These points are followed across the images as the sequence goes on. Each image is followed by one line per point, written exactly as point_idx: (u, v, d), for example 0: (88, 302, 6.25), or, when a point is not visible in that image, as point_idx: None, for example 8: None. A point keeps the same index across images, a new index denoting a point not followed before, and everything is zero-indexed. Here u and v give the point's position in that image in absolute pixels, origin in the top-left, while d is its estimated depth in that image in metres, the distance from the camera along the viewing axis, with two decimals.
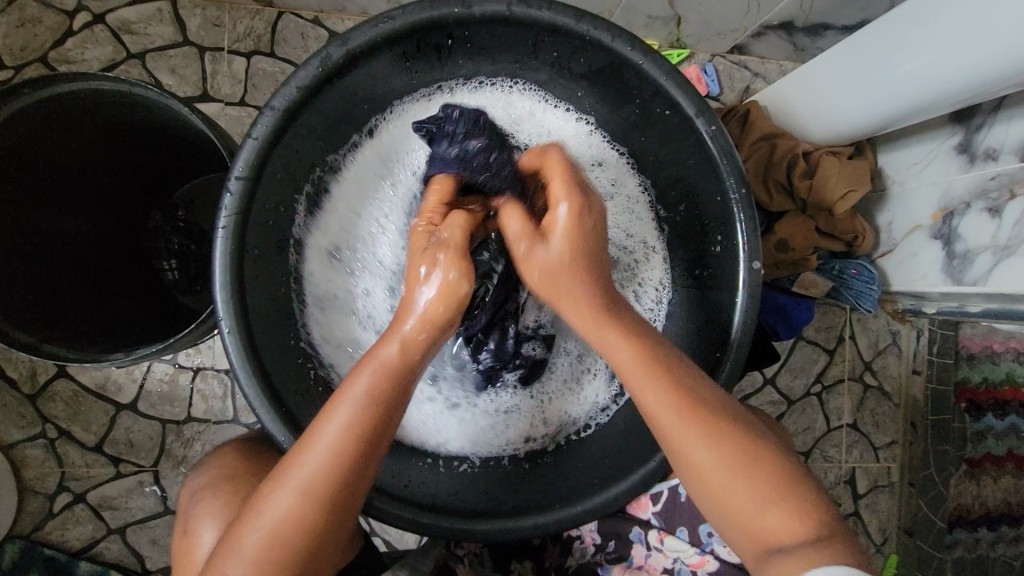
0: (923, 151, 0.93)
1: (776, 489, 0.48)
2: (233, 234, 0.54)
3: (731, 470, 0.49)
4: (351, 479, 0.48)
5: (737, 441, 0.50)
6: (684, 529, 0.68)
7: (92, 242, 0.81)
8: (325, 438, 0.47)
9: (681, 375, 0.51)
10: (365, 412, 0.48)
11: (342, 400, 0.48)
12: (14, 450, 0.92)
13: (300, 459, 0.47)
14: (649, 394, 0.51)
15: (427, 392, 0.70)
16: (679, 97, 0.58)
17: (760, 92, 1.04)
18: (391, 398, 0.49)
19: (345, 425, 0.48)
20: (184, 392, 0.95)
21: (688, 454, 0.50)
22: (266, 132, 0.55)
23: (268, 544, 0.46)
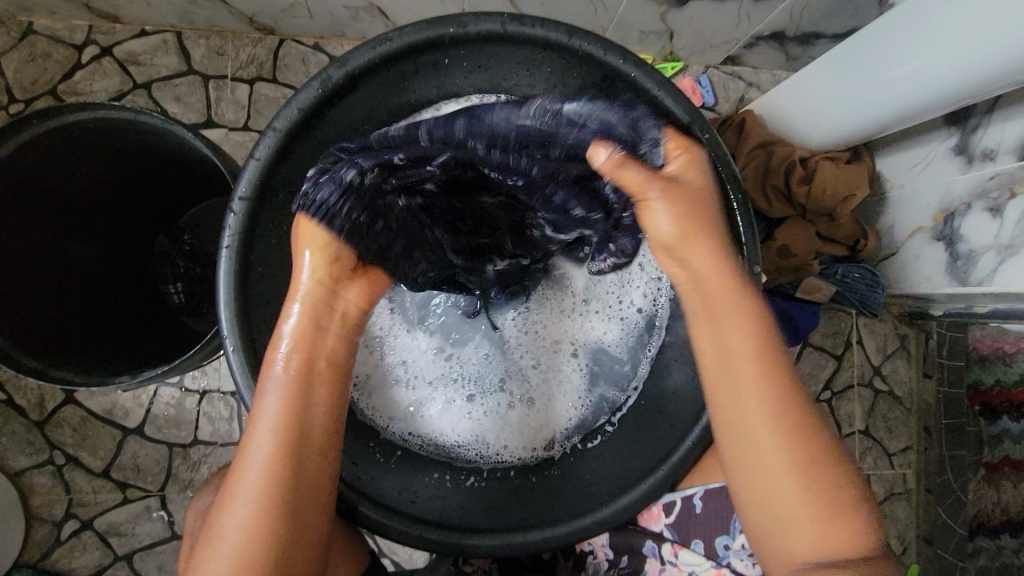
0: (920, 154, 0.94)
1: (834, 500, 0.50)
2: (236, 255, 0.55)
3: (795, 474, 0.50)
4: (289, 527, 0.48)
5: (807, 449, 0.51)
6: (699, 542, 0.67)
7: (101, 266, 0.82)
8: (257, 447, 0.49)
9: (781, 370, 0.52)
10: (284, 410, 0.49)
11: (244, 468, 0.48)
12: (22, 478, 0.92)
13: (238, 473, 0.49)
14: (735, 384, 0.52)
15: (442, 418, 0.68)
16: (673, 107, 0.59)
17: (755, 100, 1.05)
18: (292, 443, 0.49)
19: (254, 490, 0.48)
20: (190, 415, 0.95)
21: (758, 444, 0.51)
22: (269, 152, 0.56)
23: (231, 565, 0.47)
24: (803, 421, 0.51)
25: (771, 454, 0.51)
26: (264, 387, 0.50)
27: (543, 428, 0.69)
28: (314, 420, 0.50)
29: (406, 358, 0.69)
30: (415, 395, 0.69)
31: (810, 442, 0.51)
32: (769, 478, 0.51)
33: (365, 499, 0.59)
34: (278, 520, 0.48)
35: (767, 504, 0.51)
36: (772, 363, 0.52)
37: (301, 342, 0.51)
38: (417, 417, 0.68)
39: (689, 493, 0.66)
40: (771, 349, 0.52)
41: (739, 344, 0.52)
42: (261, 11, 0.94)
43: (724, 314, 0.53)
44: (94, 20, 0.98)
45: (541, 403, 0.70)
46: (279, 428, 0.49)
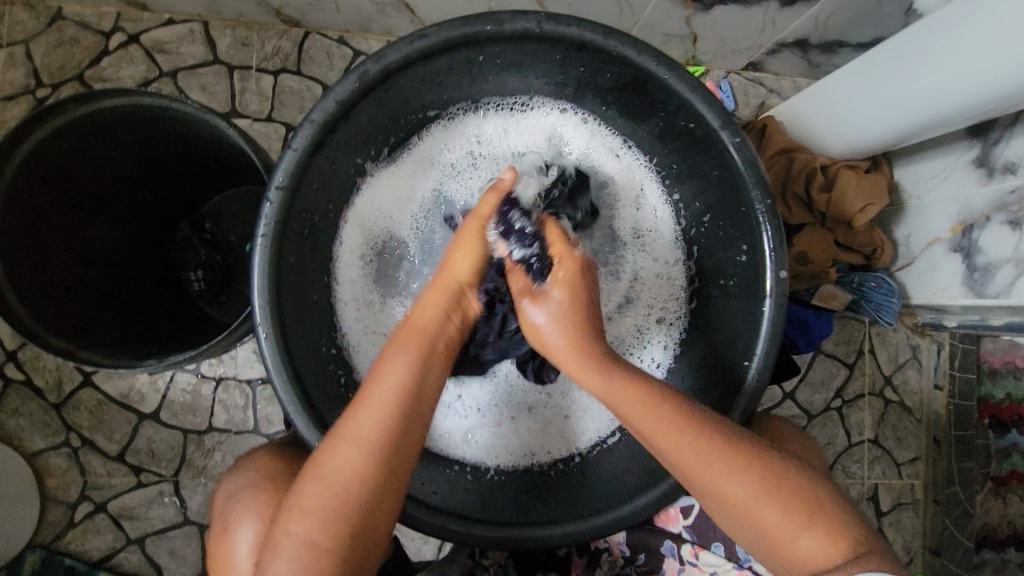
0: (940, 165, 0.94)
1: (804, 503, 0.49)
2: (271, 243, 0.56)
3: (761, 492, 0.49)
4: (397, 446, 0.49)
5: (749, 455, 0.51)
6: (719, 544, 0.67)
7: (125, 251, 0.83)
8: (382, 391, 0.50)
9: (678, 408, 0.53)
10: (415, 362, 0.52)
11: (367, 407, 0.49)
12: (38, 459, 0.93)
13: (357, 414, 0.49)
14: (657, 441, 0.52)
15: (477, 435, 0.70)
16: (705, 111, 0.60)
17: (775, 107, 1.06)
18: (409, 399, 0.50)
19: (360, 434, 0.48)
20: (206, 402, 0.95)
21: (709, 479, 0.51)
22: (305, 143, 0.56)
23: (330, 513, 0.46)
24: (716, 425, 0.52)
25: (725, 483, 0.50)
26: (390, 355, 0.52)
27: (581, 424, 0.70)
28: (431, 384, 0.52)
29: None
30: (448, 415, 0.70)
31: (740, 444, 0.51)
32: (725, 489, 0.50)
33: None
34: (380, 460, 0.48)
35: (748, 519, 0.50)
36: (650, 398, 0.53)
37: (433, 319, 0.55)
38: (457, 435, 0.69)
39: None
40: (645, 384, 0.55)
41: (634, 402, 0.54)
42: (288, 3, 0.94)
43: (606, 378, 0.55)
44: (122, 7, 0.99)
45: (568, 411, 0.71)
46: (404, 381, 0.51)
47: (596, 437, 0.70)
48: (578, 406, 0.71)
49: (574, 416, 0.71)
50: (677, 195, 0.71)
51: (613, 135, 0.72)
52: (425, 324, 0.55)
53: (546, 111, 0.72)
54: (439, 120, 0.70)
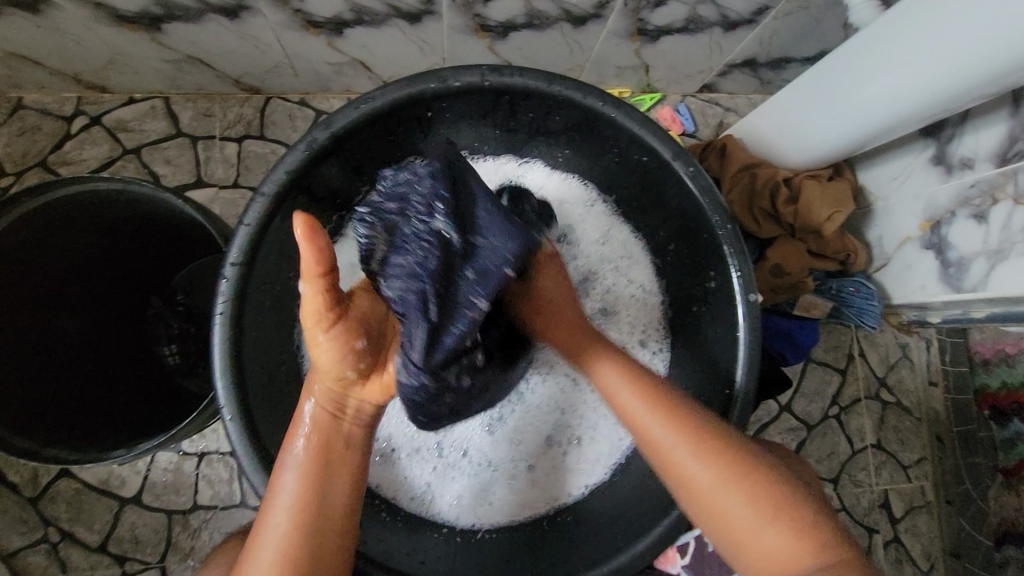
0: (900, 166, 0.96)
1: (778, 505, 0.48)
2: (230, 320, 0.55)
3: (734, 489, 0.49)
4: (309, 558, 0.48)
5: (736, 465, 0.50)
6: None
7: (95, 336, 0.81)
8: (276, 513, 0.49)
9: (684, 412, 0.54)
10: (302, 474, 0.51)
11: (264, 535, 0.49)
12: (16, 559, 0.89)
13: (254, 548, 0.49)
14: (642, 429, 0.54)
15: (493, 492, 0.67)
16: (656, 143, 0.60)
17: (734, 125, 1.08)
18: (305, 514, 0.49)
19: (266, 567, 0.47)
20: (189, 480, 0.92)
21: (689, 473, 0.51)
22: (258, 217, 0.56)
23: None
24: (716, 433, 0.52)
25: (701, 478, 0.51)
26: (282, 464, 0.52)
27: (591, 455, 0.69)
28: (335, 476, 0.52)
29: (421, 453, 0.68)
30: (458, 480, 0.67)
31: (730, 453, 0.51)
32: (709, 497, 0.50)
33: (368, 560, 0.57)
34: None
35: (729, 532, 0.49)
36: (650, 397, 0.56)
37: (319, 427, 0.54)
38: (471, 498, 0.67)
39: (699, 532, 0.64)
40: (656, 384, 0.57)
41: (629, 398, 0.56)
42: (246, 72, 0.96)
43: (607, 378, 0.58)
44: (82, 91, 1.00)
45: (573, 440, 0.69)
46: (294, 504, 0.50)
47: (606, 466, 0.68)
48: (584, 436, 0.70)
49: (582, 448, 0.69)
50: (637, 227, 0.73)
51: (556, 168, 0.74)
52: (310, 425, 0.53)
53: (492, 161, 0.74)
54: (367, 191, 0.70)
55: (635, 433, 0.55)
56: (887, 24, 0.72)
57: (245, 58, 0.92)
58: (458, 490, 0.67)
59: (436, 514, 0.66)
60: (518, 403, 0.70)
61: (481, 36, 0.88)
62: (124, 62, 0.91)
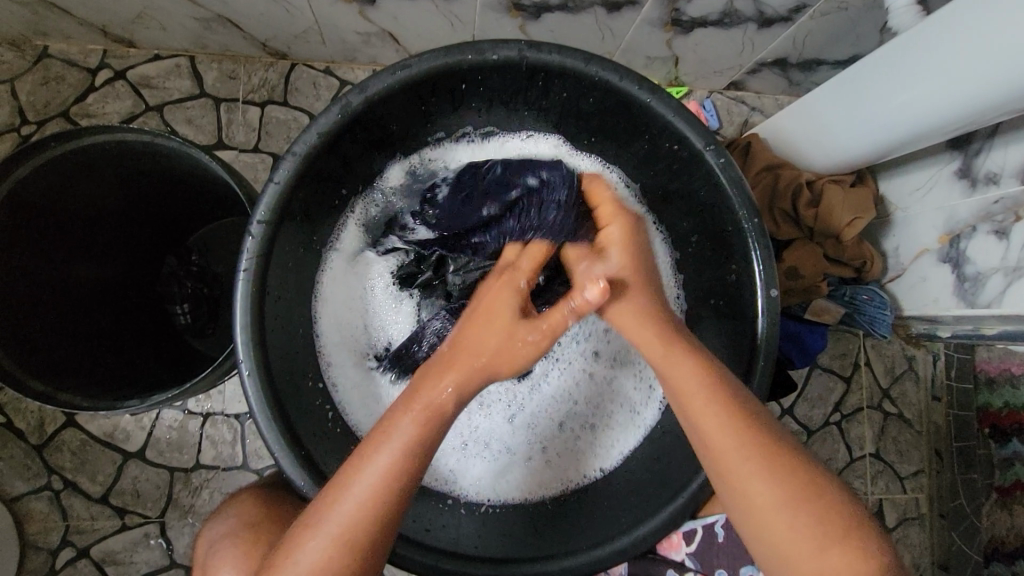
0: (923, 177, 0.95)
1: (827, 526, 0.48)
2: (254, 278, 0.55)
3: (790, 505, 0.49)
4: (369, 540, 0.47)
5: (790, 476, 0.50)
6: (722, 571, 0.65)
7: (109, 288, 0.82)
8: (364, 480, 0.48)
9: (746, 409, 0.52)
10: (401, 454, 0.48)
11: (344, 497, 0.47)
12: (19, 504, 0.90)
13: (332, 504, 0.47)
14: (703, 431, 0.52)
15: (511, 476, 0.68)
16: (689, 132, 0.60)
17: (758, 124, 1.07)
18: (396, 499, 0.48)
19: (342, 526, 0.46)
20: (193, 438, 0.93)
21: (743, 486, 0.50)
22: (287, 176, 0.56)
23: None
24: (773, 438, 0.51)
25: (757, 493, 0.50)
26: (388, 433, 0.49)
27: (609, 439, 0.69)
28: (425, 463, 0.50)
29: (442, 439, 0.68)
30: (480, 463, 0.68)
31: (787, 459, 0.50)
32: (752, 496, 0.50)
33: None
34: (351, 558, 0.46)
35: (761, 530, 0.50)
36: (720, 394, 0.52)
37: (436, 401, 0.51)
38: (490, 478, 0.67)
39: (709, 521, 0.65)
40: (718, 372, 0.54)
41: (697, 387, 0.53)
42: (274, 36, 0.95)
43: (676, 362, 0.54)
44: (108, 44, 0.99)
45: (592, 428, 0.69)
46: (386, 476, 0.48)
47: (622, 449, 0.68)
48: (603, 421, 0.69)
49: (600, 433, 0.69)
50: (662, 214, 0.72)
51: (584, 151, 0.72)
52: (429, 406, 0.50)
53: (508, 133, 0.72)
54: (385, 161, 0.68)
55: (700, 430, 0.52)
56: (935, 24, 0.70)
57: (274, 22, 0.91)
58: (478, 474, 0.67)
59: (453, 495, 0.66)
60: (538, 388, 0.70)
61: (513, 16, 0.88)
62: (153, 17, 0.91)
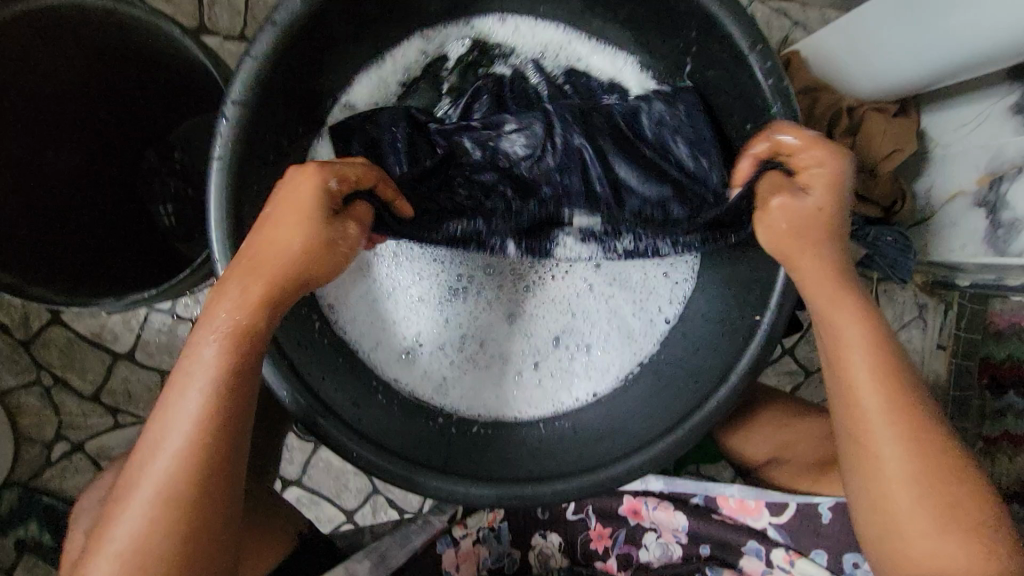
0: (974, 112, 0.87)
1: (959, 515, 0.51)
2: (227, 166, 0.51)
3: (917, 482, 0.52)
4: (206, 458, 0.48)
5: (927, 458, 0.52)
6: (820, 553, 0.73)
7: (84, 180, 0.77)
8: (185, 401, 0.48)
9: (904, 391, 0.52)
10: (213, 367, 0.48)
11: (172, 420, 0.48)
12: (10, 397, 0.90)
13: (162, 428, 0.48)
14: (859, 394, 0.53)
15: (507, 390, 0.66)
16: (733, 30, 0.54)
17: (799, 42, 0.94)
18: (207, 432, 0.48)
19: (169, 461, 0.47)
20: (183, 343, 0.91)
21: (881, 457, 0.52)
22: (265, 48, 0.52)
23: (139, 534, 0.47)
24: (924, 420, 0.52)
25: (891, 465, 0.52)
26: (196, 350, 0.48)
27: (603, 363, 0.66)
28: (249, 378, 0.49)
29: (441, 342, 0.65)
30: (472, 370, 0.66)
31: (938, 450, 0.52)
32: (892, 479, 0.52)
33: (359, 436, 0.56)
34: (186, 494, 0.47)
35: (882, 503, 0.53)
36: (887, 363, 0.52)
37: (240, 308, 0.48)
38: (480, 389, 0.66)
39: (817, 502, 0.70)
40: (889, 349, 0.53)
41: (859, 348, 0.53)
42: None
43: (837, 307, 0.53)
44: None
45: (583, 350, 0.66)
46: (205, 390, 0.48)
47: (618, 374, 0.66)
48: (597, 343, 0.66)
49: (594, 356, 0.66)
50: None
51: (599, 42, 0.68)
52: (227, 308, 0.48)
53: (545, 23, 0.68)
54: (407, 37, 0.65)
55: (856, 394, 0.53)
56: None
57: None
58: (467, 387, 0.66)
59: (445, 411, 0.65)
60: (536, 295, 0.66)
61: None
62: None
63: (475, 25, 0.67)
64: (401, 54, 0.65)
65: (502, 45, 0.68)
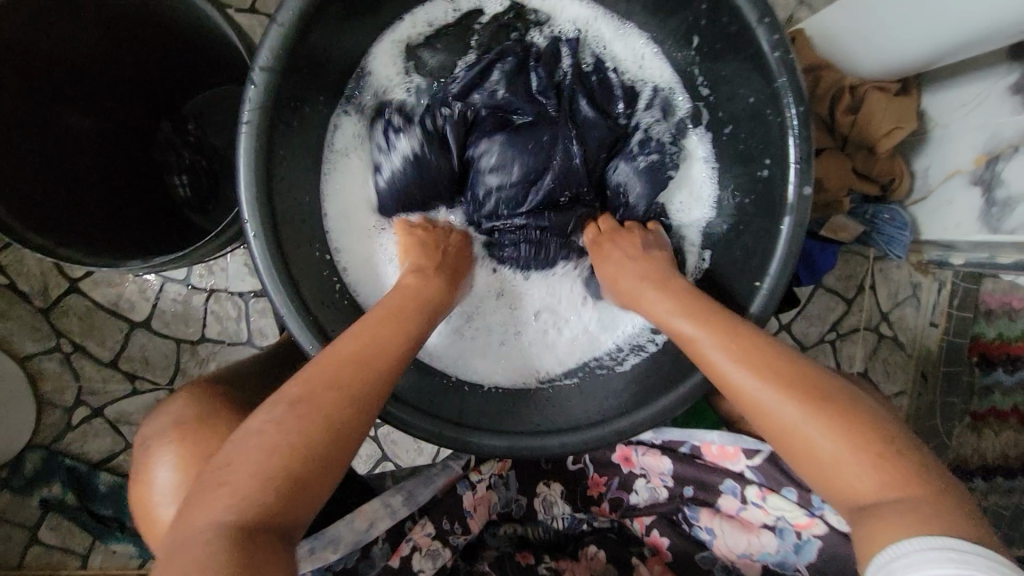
0: (973, 91, 0.88)
1: (870, 450, 0.44)
2: (255, 132, 0.54)
3: (822, 424, 0.46)
4: (362, 393, 0.46)
5: (803, 397, 0.47)
6: (791, 490, 0.72)
7: (103, 147, 0.78)
8: (350, 340, 0.50)
9: (755, 343, 0.51)
10: (392, 321, 0.54)
11: (334, 353, 0.48)
12: (31, 363, 0.92)
13: (319, 362, 0.47)
14: (709, 356, 0.52)
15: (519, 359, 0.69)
16: (741, 2, 0.56)
17: (803, 22, 0.96)
18: (363, 366, 0.48)
19: (308, 389, 0.45)
20: (198, 313, 0.94)
21: (768, 408, 0.48)
22: (291, 18, 0.54)
23: (259, 470, 0.40)
24: (794, 365, 0.49)
25: (780, 413, 0.47)
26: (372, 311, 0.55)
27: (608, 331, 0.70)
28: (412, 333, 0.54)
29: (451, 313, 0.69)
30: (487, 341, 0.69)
31: (821, 394, 0.47)
32: (788, 430, 0.47)
33: None
34: (323, 422, 0.43)
35: (805, 460, 0.46)
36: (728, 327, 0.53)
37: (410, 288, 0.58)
38: (495, 356, 0.69)
39: None
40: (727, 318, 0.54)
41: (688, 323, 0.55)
42: None
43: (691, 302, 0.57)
44: None
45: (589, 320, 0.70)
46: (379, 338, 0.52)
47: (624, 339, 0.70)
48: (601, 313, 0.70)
49: (599, 326, 0.70)
50: (707, 91, 0.67)
51: (624, 24, 0.69)
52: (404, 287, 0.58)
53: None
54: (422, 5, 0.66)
55: (709, 357, 0.52)
56: None
57: None
58: (483, 357, 0.68)
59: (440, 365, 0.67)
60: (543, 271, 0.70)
61: None
62: None
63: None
64: (423, 12, 0.67)
65: (539, 12, 0.69)
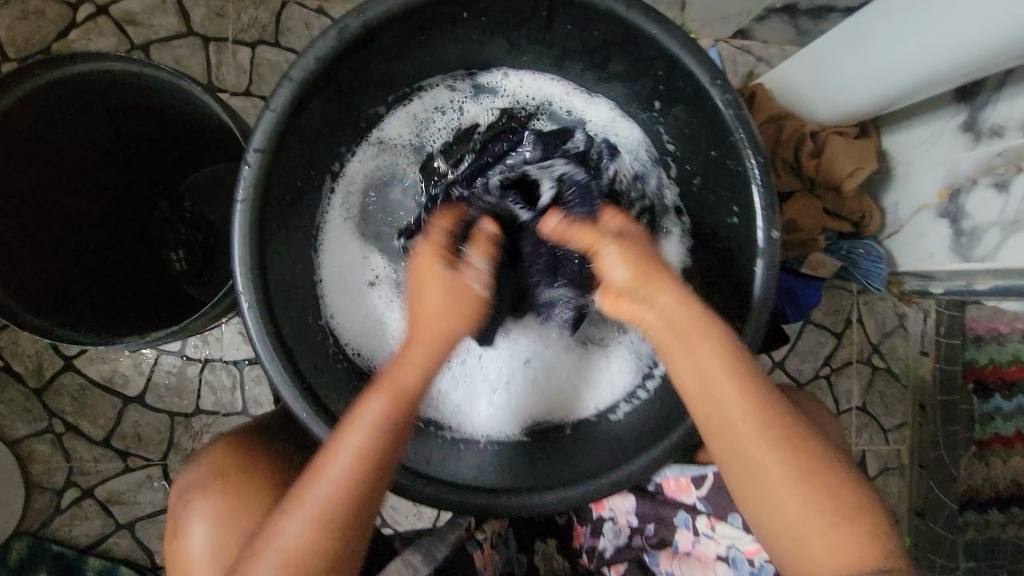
0: (927, 132, 0.94)
1: (840, 505, 0.48)
2: (249, 210, 0.56)
3: (801, 480, 0.48)
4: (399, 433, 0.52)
5: (789, 448, 0.49)
6: (736, 517, 0.72)
7: (104, 228, 0.81)
8: (386, 387, 0.53)
9: (755, 390, 0.50)
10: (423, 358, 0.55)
11: (373, 399, 0.52)
12: (22, 446, 0.91)
13: (362, 406, 0.52)
14: (720, 402, 0.50)
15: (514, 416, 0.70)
16: (694, 68, 0.60)
17: (765, 75, 1.03)
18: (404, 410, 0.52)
19: (369, 438, 0.50)
20: (192, 384, 0.94)
21: (755, 458, 0.49)
22: (285, 102, 0.57)
23: (325, 513, 0.47)
24: (790, 421, 0.50)
25: (770, 463, 0.49)
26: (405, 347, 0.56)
27: (600, 384, 0.71)
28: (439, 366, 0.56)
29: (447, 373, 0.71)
30: (481, 399, 0.71)
31: (801, 440, 0.49)
32: (775, 484, 0.48)
33: None
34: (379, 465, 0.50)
35: (773, 509, 0.49)
36: (738, 366, 0.51)
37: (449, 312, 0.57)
38: (490, 414, 0.70)
39: None
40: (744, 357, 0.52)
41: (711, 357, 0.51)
42: None
43: (698, 338, 0.52)
44: None
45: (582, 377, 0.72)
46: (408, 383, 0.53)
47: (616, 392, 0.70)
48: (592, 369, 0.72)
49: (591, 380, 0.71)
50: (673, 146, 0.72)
51: (593, 96, 0.75)
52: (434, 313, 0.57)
53: (539, 75, 0.75)
54: (413, 90, 0.72)
55: (720, 402, 0.50)
56: None
57: None
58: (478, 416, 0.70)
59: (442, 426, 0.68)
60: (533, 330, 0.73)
61: None
62: None
63: (480, 79, 0.74)
64: (431, 96, 0.74)
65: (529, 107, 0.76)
